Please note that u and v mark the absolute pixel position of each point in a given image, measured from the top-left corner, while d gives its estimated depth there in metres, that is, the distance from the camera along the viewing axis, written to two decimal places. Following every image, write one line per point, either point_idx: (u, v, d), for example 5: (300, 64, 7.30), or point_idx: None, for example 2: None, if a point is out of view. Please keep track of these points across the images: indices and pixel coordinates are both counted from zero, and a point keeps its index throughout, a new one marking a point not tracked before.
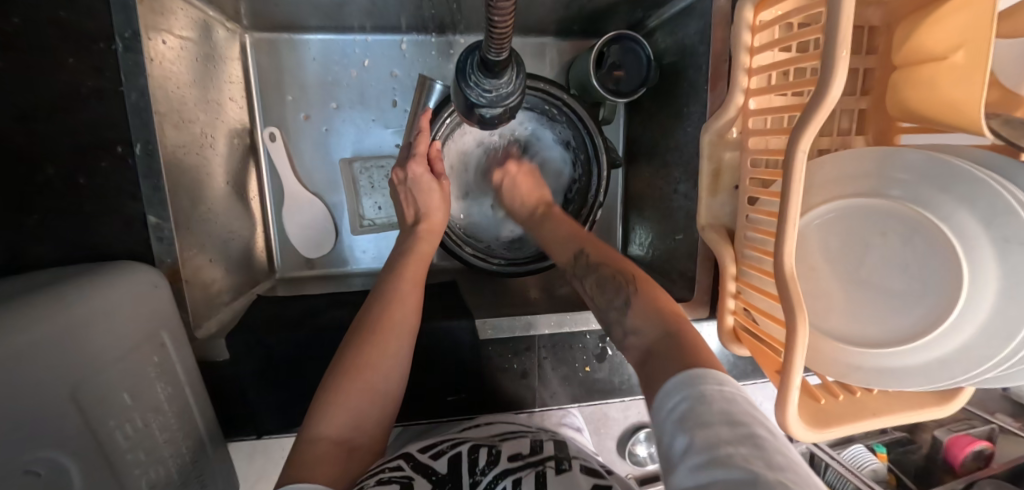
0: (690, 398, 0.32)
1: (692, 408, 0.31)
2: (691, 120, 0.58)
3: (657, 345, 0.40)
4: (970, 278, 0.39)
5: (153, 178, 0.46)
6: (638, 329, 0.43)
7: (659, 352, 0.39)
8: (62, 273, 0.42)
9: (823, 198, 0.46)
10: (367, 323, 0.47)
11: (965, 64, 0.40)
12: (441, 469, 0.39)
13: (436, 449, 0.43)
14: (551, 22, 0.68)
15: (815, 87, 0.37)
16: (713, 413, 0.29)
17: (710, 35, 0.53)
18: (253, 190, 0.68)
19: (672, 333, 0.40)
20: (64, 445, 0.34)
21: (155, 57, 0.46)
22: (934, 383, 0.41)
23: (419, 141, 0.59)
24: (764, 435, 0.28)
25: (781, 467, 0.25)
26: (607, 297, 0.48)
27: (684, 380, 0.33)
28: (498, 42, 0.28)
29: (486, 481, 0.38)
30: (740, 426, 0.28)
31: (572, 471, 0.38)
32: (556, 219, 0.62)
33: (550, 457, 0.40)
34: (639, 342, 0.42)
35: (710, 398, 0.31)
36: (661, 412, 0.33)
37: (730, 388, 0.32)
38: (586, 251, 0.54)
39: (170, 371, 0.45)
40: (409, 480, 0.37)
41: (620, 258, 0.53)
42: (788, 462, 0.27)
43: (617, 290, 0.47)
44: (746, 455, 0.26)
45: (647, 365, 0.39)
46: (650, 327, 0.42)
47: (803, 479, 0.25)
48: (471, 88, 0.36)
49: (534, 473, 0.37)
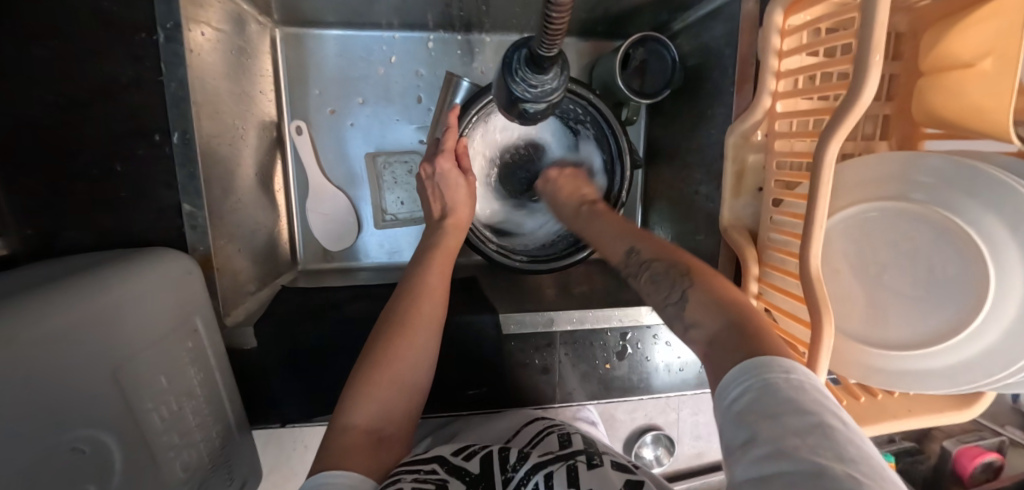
0: (754, 388, 0.30)
1: (758, 399, 0.29)
2: (714, 122, 0.58)
3: (721, 335, 0.37)
4: (995, 283, 0.39)
5: (188, 166, 0.47)
6: (699, 322, 0.39)
7: (722, 341, 0.36)
8: (100, 257, 0.43)
9: (847, 202, 0.46)
10: (395, 315, 0.48)
11: (994, 71, 0.41)
12: (475, 469, 0.40)
13: (467, 451, 0.43)
14: (575, 23, 0.69)
15: (847, 91, 0.38)
16: (780, 404, 0.28)
17: (736, 38, 0.53)
18: (278, 182, 0.69)
19: (738, 322, 0.36)
20: (106, 424, 0.35)
21: (193, 48, 0.47)
22: (959, 385, 0.42)
23: (447, 137, 0.60)
24: (836, 428, 0.27)
25: (852, 461, 0.25)
26: (662, 293, 0.44)
27: (748, 369, 0.31)
28: (549, 40, 0.28)
29: (518, 478, 0.38)
30: (810, 416, 0.27)
31: (603, 466, 0.38)
32: (604, 217, 0.59)
33: (581, 451, 0.41)
34: (701, 335, 0.39)
35: (777, 387, 0.29)
36: (723, 400, 0.32)
37: (800, 375, 0.30)
38: (638, 248, 0.50)
39: (202, 356, 0.46)
40: (444, 483, 0.37)
41: (676, 249, 0.48)
42: (861, 455, 0.26)
43: (673, 283, 0.44)
44: (814, 447, 0.26)
45: (712, 359, 0.36)
46: (712, 318, 0.38)
47: (875, 472, 0.24)
48: (517, 83, 0.36)
49: (566, 467, 0.38)
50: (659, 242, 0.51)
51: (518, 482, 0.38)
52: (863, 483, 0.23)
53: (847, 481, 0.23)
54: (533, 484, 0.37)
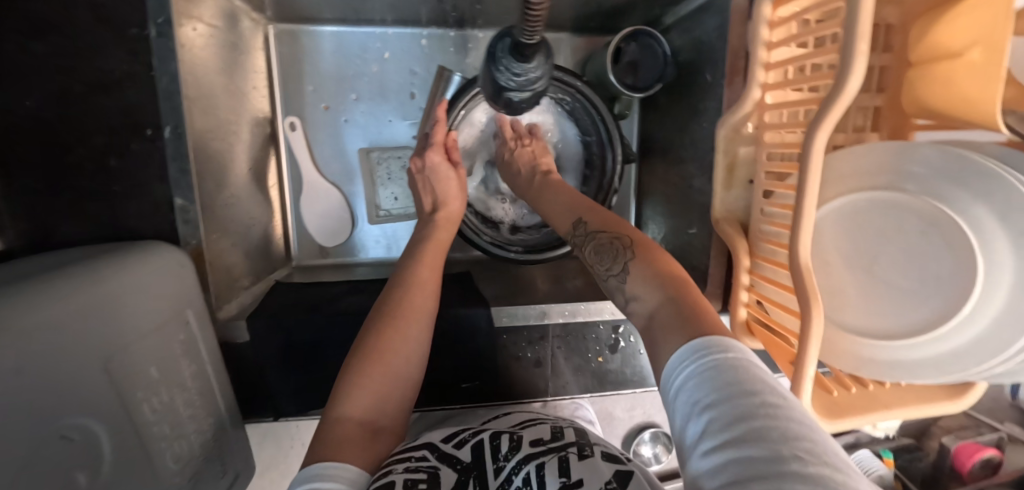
0: (699, 372, 0.30)
1: (703, 383, 0.29)
2: (706, 115, 0.58)
3: (662, 312, 0.38)
4: (986, 272, 0.38)
5: (180, 160, 0.48)
6: (638, 296, 0.41)
7: (660, 320, 0.37)
8: (93, 250, 0.44)
9: (838, 192, 0.46)
10: (387, 308, 0.48)
11: (982, 61, 0.40)
12: (466, 457, 0.40)
13: (458, 438, 0.43)
14: (568, 18, 0.69)
15: (833, 82, 0.38)
16: (723, 388, 0.28)
17: (727, 31, 0.53)
18: (272, 179, 0.69)
19: (676, 297, 0.38)
20: (97, 414, 0.35)
21: (184, 43, 0.48)
22: (949, 374, 0.41)
23: (436, 131, 0.60)
24: (778, 406, 0.27)
25: (796, 437, 0.25)
26: (605, 265, 0.45)
27: (693, 353, 0.31)
28: (530, 27, 0.29)
29: (509, 467, 0.38)
30: (756, 396, 0.27)
31: (595, 457, 0.38)
32: (554, 187, 0.58)
33: (573, 442, 0.40)
34: (641, 308, 0.40)
35: (722, 370, 0.29)
36: (671, 386, 0.32)
37: (740, 356, 0.30)
38: (585, 219, 0.49)
39: (194, 349, 0.46)
40: (436, 470, 0.38)
41: (621, 221, 0.48)
42: (803, 430, 0.26)
43: (615, 258, 0.44)
44: (761, 428, 0.25)
45: (653, 335, 0.37)
46: (651, 292, 0.39)
47: (817, 447, 0.24)
48: (501, 72, 0.37)
49: (557, 458, 0.37)
50: (600, 214, 0.49)
51: (507, 473, 0.38)
52: (809, 463, 0.23)
53: (793, 462, 0.23)
54: (523, 476, 0.36)
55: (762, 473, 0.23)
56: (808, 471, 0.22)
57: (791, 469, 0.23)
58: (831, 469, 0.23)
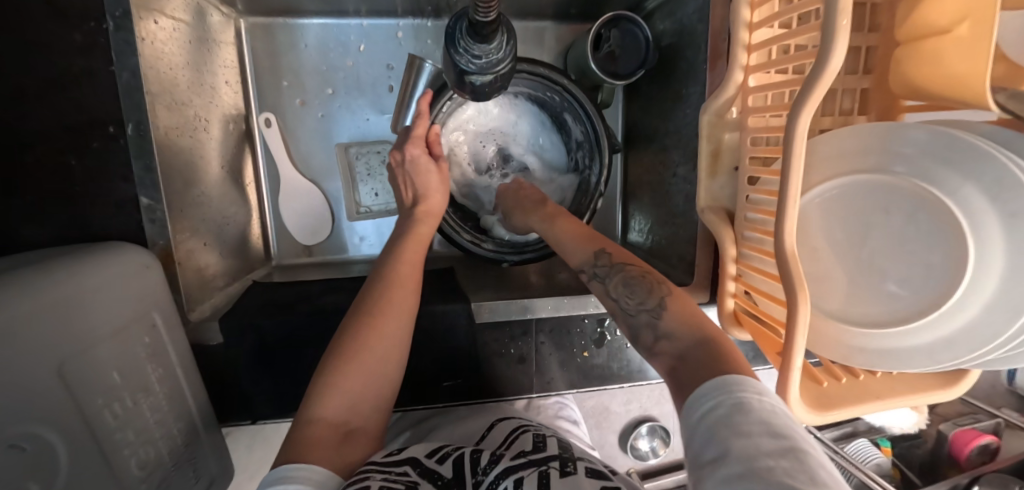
0: (727, 405, 0.31)
1: (730, 415, 0.30)
2: (690, 101, 0.57)
3: (692, 353, 0.37)
4: (976, 254, 0.37)
5: (144, 159, 0.46)
6: (673, 334, 0.40)
7: (692, 361, 0.37)
8: (52, 252, 0.42)
9: (824, 176, 0.44)
10: (364, 305, 0.47)
11: (971, 36, 0.38)
12: (448, 473, 0.38)
13: (440, 451, 0.42)
14: (549, 5, 0.67)
15: (814, 60, 0.35)
16: (749, 422, 0.29)
17: (708, 12, 0.52)
18: (248, 176, 0.68)
19: (708, 343, 0.38)
20: (51, 422, 0.34)
21: (147, 37, 0.46)
22: (939, 363, 0.40)
23: (416, 124, 0.59)
24: (806, 451, 0.27)
25: (823, 483, 0.25)
26: (636, 299, 0.43)
27: (718, 388, 0.32)
28: (485, 2, 0.27)
29: (488, 481, 0.37)
30: (782, 439, 0.28)
31: (576, 474, 0.36)
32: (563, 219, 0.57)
33: (555, 456, 0.39)
34: (671, 348, 0.39)
35: (748, 407, 0.30)
36: (694, 418, 0.32)
37: (765, 398, 0.31)
38: (608, 251, 0.49)
39: (162, 352, 0.45)
40: (415, 485, 0.36)
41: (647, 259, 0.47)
42: (831, 479, 0.25)
43: (649, 292, 0.43)
44: (786, 467, 0.25)
45: (681, 374, 0.37)
46: (686, 335, 0.39)
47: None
48: (460, 54, 0.37)
49: (537, 473, 0.36)
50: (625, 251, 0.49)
51: (486, 487, 0.37)
52: None
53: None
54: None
55: None
56: None
57: None
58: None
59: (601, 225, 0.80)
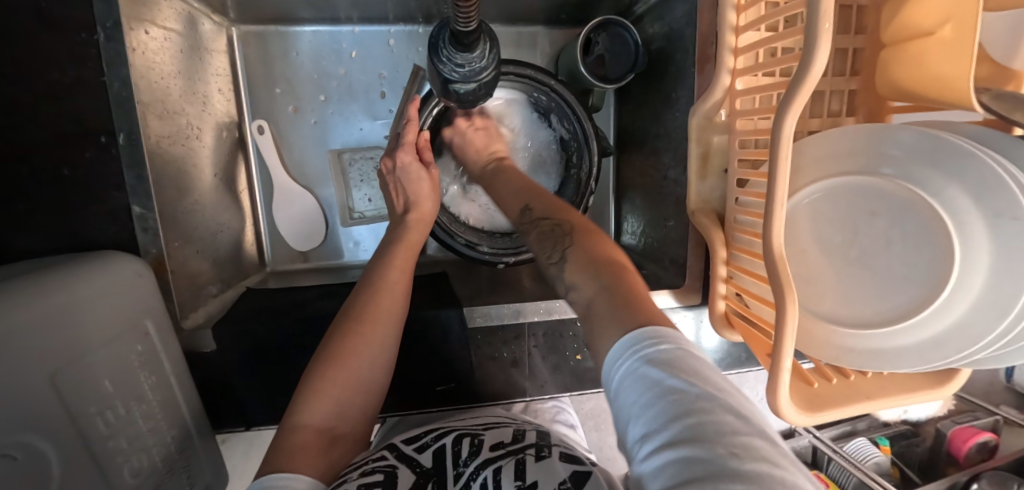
0: (638, 368, 0.28)
1: (642, 378, 0.27)
2: (679, 105, 0.57)
3: (597, 300, 0.35)
4: (962, 255, 0.37)
5: (137, 168, 0.46)
6: (577, 284, 0.38)
7: (598, 309, 0.35)
8: (45, 262, 0.42)
9: (811, 178, 0.44)
10: (355, 311, 0.47)
11: (954, 38, 0.39)
12: (427, 462, 0.39)
13: (420, 442, 0.43)
14: (539, 10, 0.68)
15: (798, 64, 0.35)
16: (657, 382, 0.26)
17: (696, 17, 0.52)
18: (242, 183, 0.68)
19: (611, 284, 0.36)
20: (42, 431, 0.34)
21: (137, 47, 0.46)
22: (927, 363, 0.40)
23: (408, 130, 0.59)
24: (716, 397, 0.25)
25: (733, 432, 0.23)
26: (546, 253, 0.44)
27: (634, 346, 0.29)
28: (465, 14, 0.28)
29: (467, 473, 0.37)
30: (693, 389, 0.26)
31: (551, 458, 0.37)
32: (507, 173, 0.59)
33: (531, 445, 0.40)
34: (578, 297, 0.38)
35: (657, 365, 0.27)
36: (611, 384, 0.30)
37: (677, 346, 0.28)
38: (531, 204, 0.51)
39: (155, 359, 0.45)
40: (393, 470, 0.37)
41: (567, 208, 0.49)
42: (740, 424, 0.24)
43: (555, 245, 0.43)
44: (697, 423, 0.24)
45: (589, 323, 0.35)
46: (587, 280, 0.37)
47: (754, 440, 0.23)
48: (444, 63, 0.37)
49: (514, 461, 0.37)
50: (549, 199, 0.51)
51: (466, 479, 0.37)
52: (746, 460, 0.21)
53: (728, 459, 0.21)
54: (481, 481, 0.36)
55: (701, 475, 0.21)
56: (744, 469, 0.21)
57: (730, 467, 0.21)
58: (767, 464, 0.21)
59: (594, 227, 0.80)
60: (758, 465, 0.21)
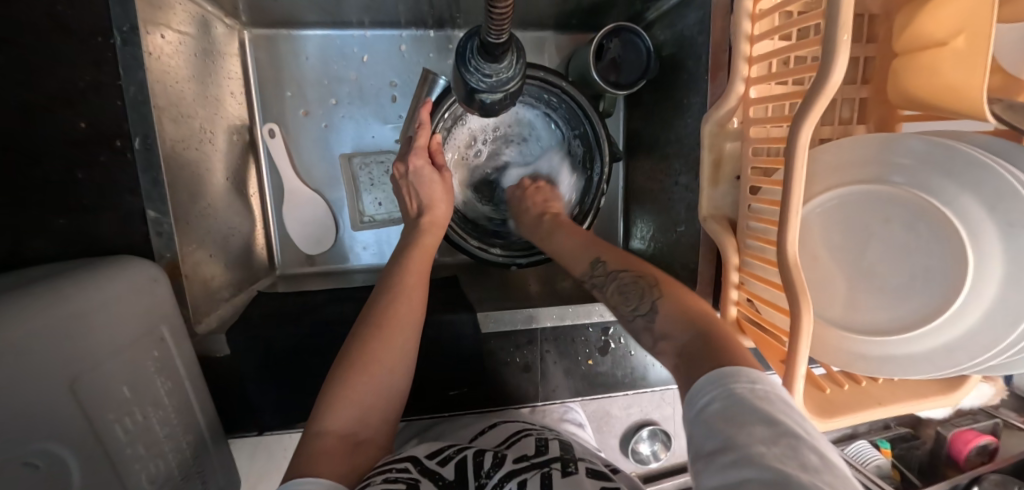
0: (723, 398, 0.31)
1: (729, 408, 0.30)
2: (691, 111, 0.58)
3: (692, 348, 0.38)
4: (974, 264, 0.38)
5: (152, 172, 0.46)
6: (668, 334, 0.41)
7: (695, 356, 0.37)
8: (60, 267, 0.42)
9: (825, 186, 0.44)
10: (371, 317, 0.47)
11: (966, 49, 0.39)
12: (449, 474, 0.39)
13: (441, 455, 0.42)
14: (550, 16, 0.68)
15: (816, 75, 0.35)
16: (744, 413, 0.29)
17: (709, 24, 0.53)
18: (252, 187, 0.68)
19: (705, 334, 0.38)
20: (62, 438, 0.34)
21: (154, 51, 0.46)
22: (940, 370, 0.40)
23: (420, 134, 0.59)
24: (802, 437, 0.27)
25: (815, 469, 0.25)
26: (629, 304, 0.45)
27: (721, 379, 0.32)
28: (497, 25, 0.28)
29: (491, 484, 0.38)
30: (778, 426, 0.28)
31: (578, 474, 0.37)
32: (564, 229, 0.59)
33: (557, 458, 0.40)
34: (670, 348, 0.40)
35: (746, 400, 0.30)
36: (694, 411, 0.33)
37: (770, 389, 0.31)
38: (603, 258, 0.51)
39: (170, 365, 0.45)
40: (416, 481, 0.36)
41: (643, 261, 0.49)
42: (826, 465, 0.26)
43: (640, 297, 0.45)
44: (779, 453, 0.26)
45: (681, 371, 0.37)
46: (680, 332, 0.40)
47: (839, 481, 0.25)
48: (471, 73, 0.37)
49: (540, 474, 0.37)
50: (621, 254, 0.51)
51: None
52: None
53: (806, 486, 0.23)
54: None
55: None
56: None
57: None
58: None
59: (601, 231, 0.81)
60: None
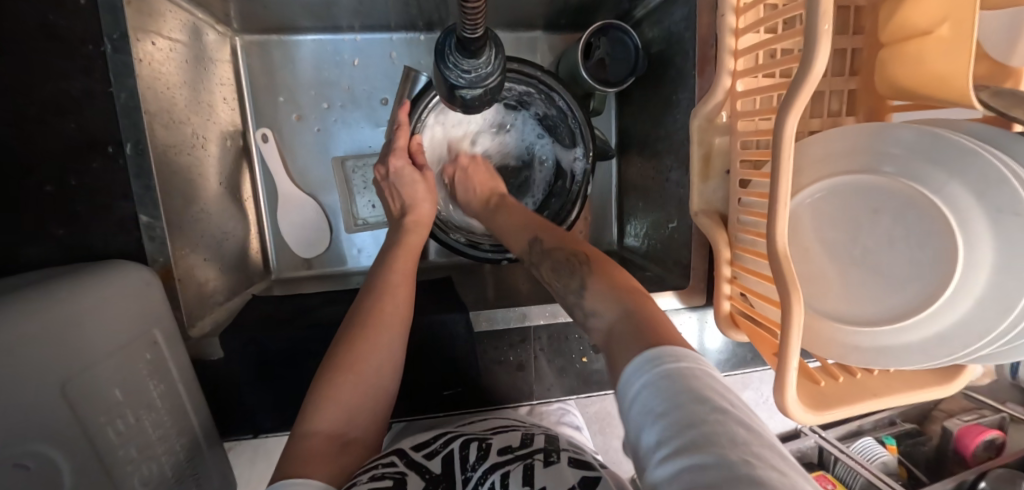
0: (656, 382, 0.29)
1: (660, 391, 0.28)
2: (680, 107, 0.58)
3: (618, 325, 0.38)
4: (964, 251, 0.37)
5: (143, 177, 0.47)
6: (598, 311, 0.41)
7: (618, 333, 0.37)
8: (54, 272, 0.43)
9: (813, 178, 0.44)
10: (360, 316, 0.47)
11: (951, 37, 0.39)
12: (436, 469, 0.39)
13: (429, 448, 0.43)
14: (538, 16, 0.69)
15: (799, 65, 0.35)
16: (679, 394, 0.27)
17: (695, 20, 0.53)
18: (247, 191, 0.69)
19: (631, 313, 0.38)
20: (54, 440, 0.34)
21: (145, 58, 0.46)
22: (933, 360, 0.39)
23: (399, 135, 0.60)
24: (731, 414, 0.26)
25: (744, 443, 0.24)
26: (563, 281, 0.46)
27: (649, 361, 0.31)
28: (472, 20, 0.28)
29: (476, 477, 0.37)
30: (707, 403, 0.27)
31: (559, 464, 0.37)
32: (508, 209, 0.61)
33: (539, 449, 0.40)
34: (599, 322, 0.41)
35: (678, 381, 0.28)
36: (628, 399, 0.31)
37: (696, 365, 0.30)
38: (540, 237, 0.52)
39: (163, 368, 0.46)
40: (402, 476, 0.37)
41: (578, 240, 0.51)
42: (751, 435, 0.25)
43: (572, 274, 0.46)
44: (712, 433, 0.25)
45: (609, 347, 0.37)
46: (610, 308, 0.40)
47: (767, 454, 0.24)
48: (450, 70, 0.38)
49: (522, 465, 0.37)
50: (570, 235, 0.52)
51: (474, 482, 0.37)
52: (756, 466, 0.22)
53: (741, 465, 0.22)
54: (489, 484, 0.36)
55: (715, 476, 0.22)
56: (752, 472, 0.22)
57: (740, 473, 0.22)
58: (777, 472, 0.22)
59: (597, 228, 0.81)
60: (771, 475, 0.22)
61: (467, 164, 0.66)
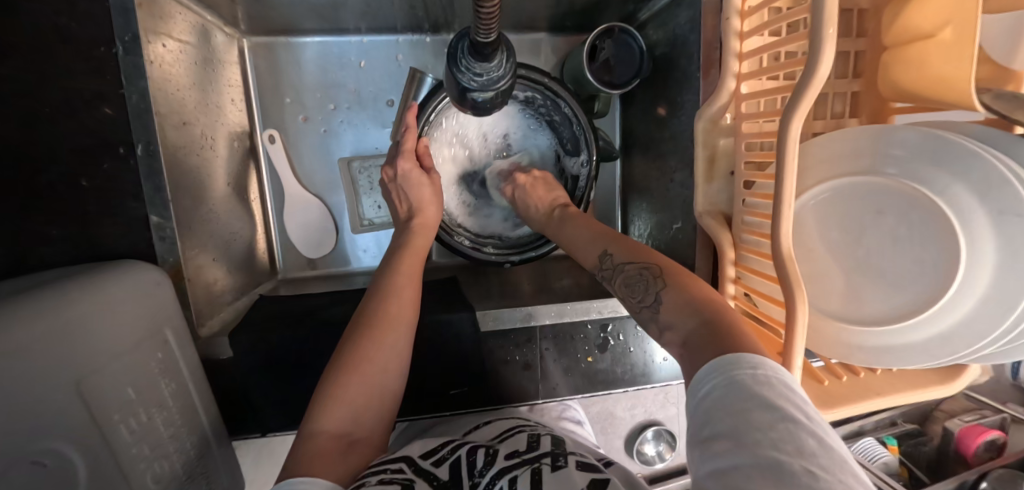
0: (722, 385, 0.29)
1: (726, 394, 0.28)
2: (685, 109, 0.58)
3: (697, 337, 0.35)
4: (967, 251, 0.38)
5: (154, 178, 0.47)
6: (673, 324, 0.38)
7: (697, 347, 0.35)
8: (66, 272, 0.43)
9: (816, 179, 0.44)
10: (366, 316, 0.47)
11: (954, 40, 0.39)
12: (444, 475, 0.39)
13: (436, 455, 0.42)
14: (543, 19, 0.69)
15: (804, 68, 0.35)
16: (746, 400, 0.27)
17: (700, 22, 0.53)
18: (253, 192, 0.69)
19: (712, 321, 0.35)
20: (70, 438, 0.35)
21: (155, 59, 0.47)
22: (937, 359, 0.40)
23: (406, 138, 0.60)
24: (803, 422, 0.26)
25: (813, 455, 0.24)
26: (637, 297, 0.42)
27: (719, 363, 0.30)
28: (486, 24, 0.29)
29: (483, 483, 0.38)
30: (777, 411, 0.26)
31: (568, 468, 0.37)
32: (575, 220, 0.58)
33: (547, 453, 0.40)
34: (676, 336, 0.38)
35: (747, 386, 0.28)
36: (694, 396, 0.31)
37: (772, 371, 0.29)
38: (611, 251, 0.48)
39: (174, 367, 0.46)
40: (411, 481, 0.37)
41: (649, 248, 0.46)
42: (822, 448, 0.25)
43: (647, 288, 0.42)
44: (777, 441, 0.25)
45: (688, 359, 0.35)
46: (685, 318, 0.37)
47: (837, 468, 0.24)
48: (463, 73, 0.38)
49: (530, 471, 0.37)
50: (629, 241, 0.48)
51: (483, 487, 0.37)
52: (821, 481, 0.23)
53: (804, 478, 0.23)
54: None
55: (772, 487, 0.23)
56: (816, 487, 0.22)
57: (801, 486, 0.22)
58: (844, 488, 0.23)
59: None
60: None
61: (527, 181, 0.64)
